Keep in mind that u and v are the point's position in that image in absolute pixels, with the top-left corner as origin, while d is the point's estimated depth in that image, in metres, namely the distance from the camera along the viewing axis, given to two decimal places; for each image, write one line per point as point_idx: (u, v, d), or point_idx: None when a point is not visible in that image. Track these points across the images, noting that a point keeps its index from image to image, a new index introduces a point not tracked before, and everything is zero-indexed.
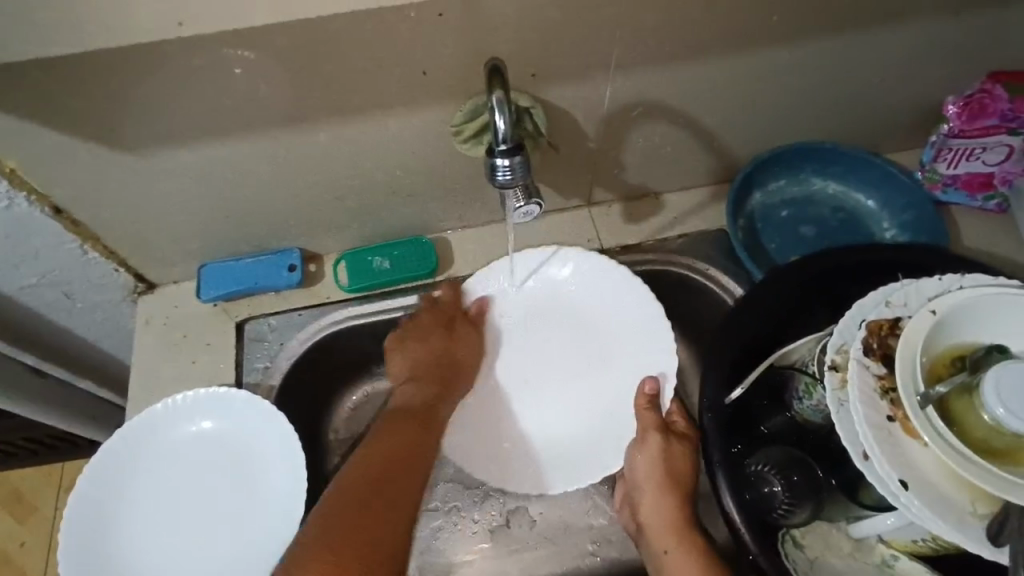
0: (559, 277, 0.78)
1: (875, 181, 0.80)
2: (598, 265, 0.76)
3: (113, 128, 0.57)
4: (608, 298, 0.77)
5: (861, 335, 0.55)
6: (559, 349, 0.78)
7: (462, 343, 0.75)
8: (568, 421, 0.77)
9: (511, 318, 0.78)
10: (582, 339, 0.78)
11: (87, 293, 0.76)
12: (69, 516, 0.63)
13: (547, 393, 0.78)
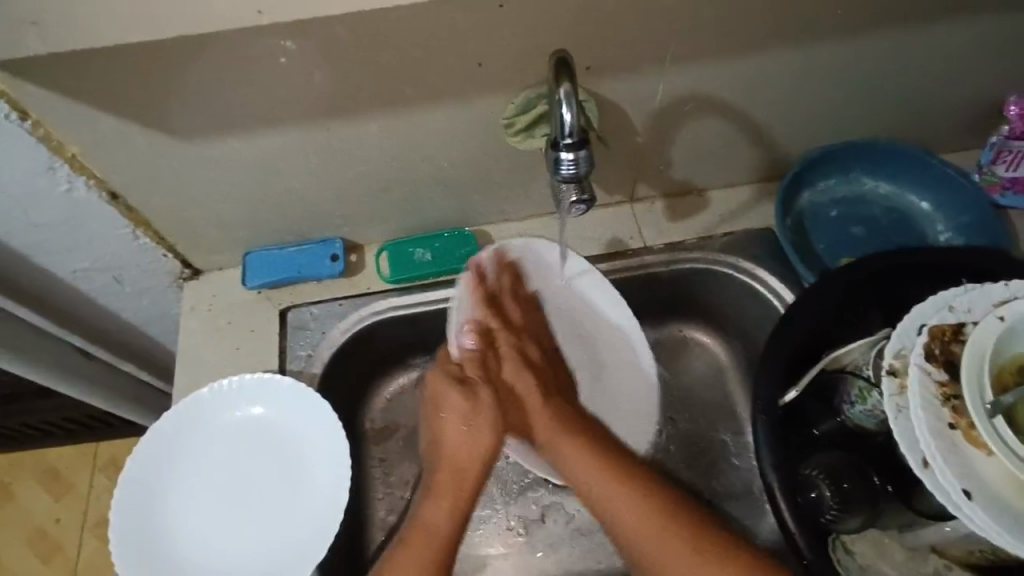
0: (512, 273, 0.74)
1: (931, 182, 0.78)
2: (540, 253, 0.76)
3: (171, 115, 0.58)
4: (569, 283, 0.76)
5: (922, 340, 0.54)
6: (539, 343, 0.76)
7: (481, 432, 0.67)
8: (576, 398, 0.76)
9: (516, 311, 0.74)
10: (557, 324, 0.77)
11: (135, 278, 0.77)
12: (118, 498, 0.64)
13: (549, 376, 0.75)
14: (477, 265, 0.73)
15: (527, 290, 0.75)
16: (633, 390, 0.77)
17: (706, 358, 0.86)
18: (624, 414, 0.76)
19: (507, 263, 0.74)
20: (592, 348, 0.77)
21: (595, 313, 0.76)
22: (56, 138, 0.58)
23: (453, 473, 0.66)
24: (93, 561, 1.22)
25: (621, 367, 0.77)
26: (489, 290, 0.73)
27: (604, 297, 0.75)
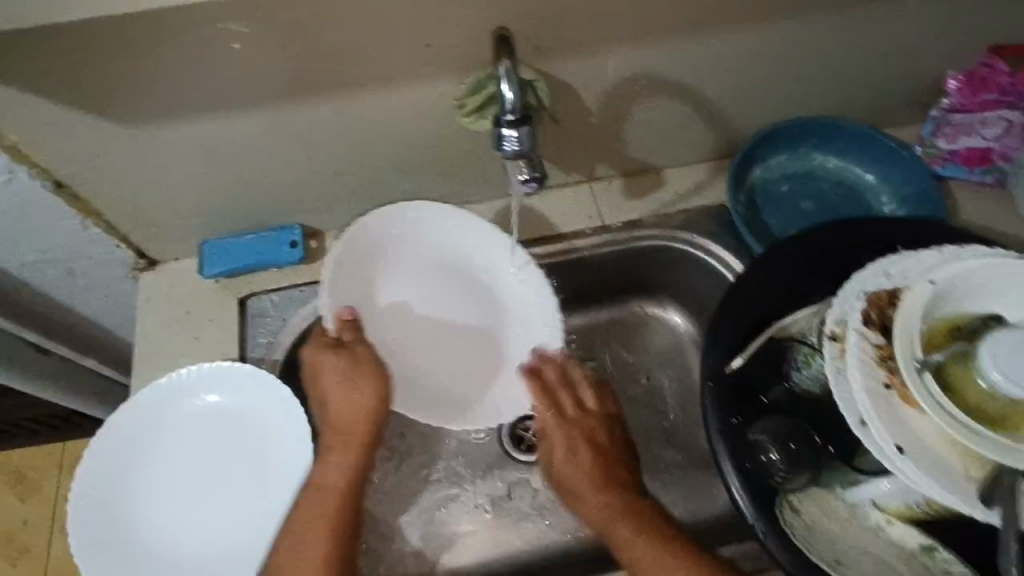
0: (383, 240, 0.71)
1: (875, 155, 0.80)
2: (407, 212, 0.71)
3: (114, 101, 0.57)
4: (433, 226, 0.73)
5: (861, 306, 0.56)
6: (431, 296, 0.76)
7: (364, 390, 0.64)
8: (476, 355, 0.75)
9: (398, 277, 0.74)
10: (441, 274, 0.75)
11: (89, 269, 0.76)
12: (77, 484, 0.64)
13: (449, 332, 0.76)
14: (349, 240, 0.68)
15: (401, 249, 0.73)
16: (535, 314, 0.73)
17: (667, 333, 0.88)
18: (524, 371, 0.74)
19: (387, 230, 0.70)
20: (488, 304, 0.76)
21: (480, 251, 0.74)
22: None
23: (344, 428, 0.64)
24: (64, 560, 1.21)
25: (519, 304, 0.74)
26: (360, 264, 0.70)
27: (480, 234, 0.73)
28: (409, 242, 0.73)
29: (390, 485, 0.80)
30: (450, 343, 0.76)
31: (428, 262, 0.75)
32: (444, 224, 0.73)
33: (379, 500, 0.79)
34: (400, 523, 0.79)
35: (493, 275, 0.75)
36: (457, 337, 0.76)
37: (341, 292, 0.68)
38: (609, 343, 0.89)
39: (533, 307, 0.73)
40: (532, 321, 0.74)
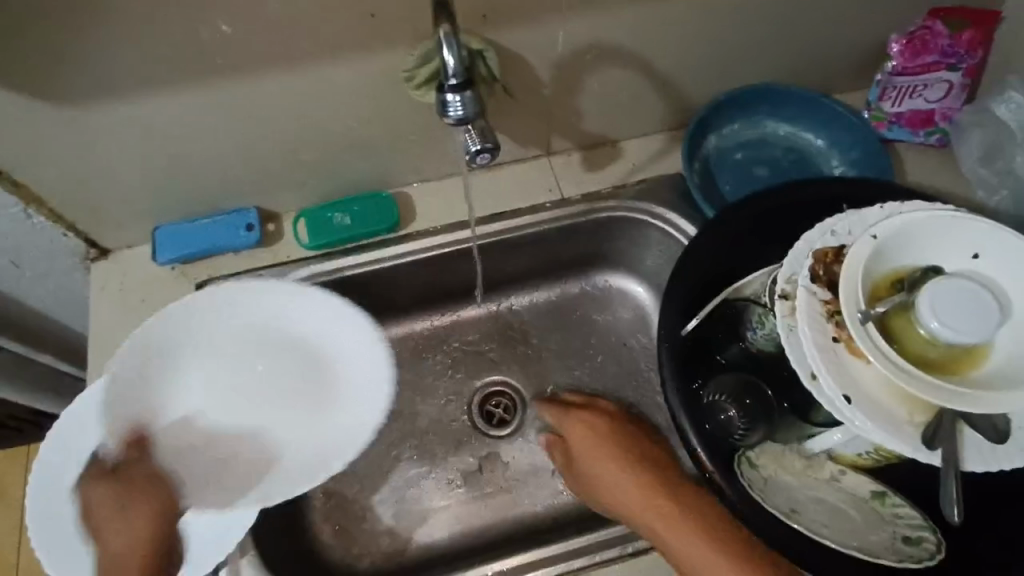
0: (153, 345, 0.68)
1: (825, 121, 0.82)
2: (189, 302, 0.69)
3: (45, 80, 0.55)
4: (227, 309, 0.71)
5: (808, 264, 0.58)
6: (266, 376, 0.72)
7: (139, 527, 0.60)
8: (308, 426, 0.70)
9: (181, 365, 0.70)
10: (206, 363, 0.71)
11: (36, 261, 0.74)
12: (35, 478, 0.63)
13: (302, 408, 0.71)
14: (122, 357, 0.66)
15: (168, 348, 0.69)
16: (355, 351, 0.72)
17: (630, 304, 0.89)
18: (358, 412, 0.71)
19: (144, 349, 0.68)
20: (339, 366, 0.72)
21: (256, 321, 0.72)
22: None
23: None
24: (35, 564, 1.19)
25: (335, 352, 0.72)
26: (129, 377, 0.67)
27: (229, 306, 0.71)
28: (190, 336, 0.70)
29: (360, 465, 0.80)
30: (311, 412, 0.71)
31: (171, 365, 0.69)
32: (207, 310, 0.70)
33: (350, 480, 0.79)
34: (373, 501, 0.79)
35: (295, 330, 0.72)
36: (315, 403, 0.71)
37: (111, 407, 0.66)
38: (574, 317, 0.90)
39: (354, 336, 0.72)
40: (357, 357, 0.72)
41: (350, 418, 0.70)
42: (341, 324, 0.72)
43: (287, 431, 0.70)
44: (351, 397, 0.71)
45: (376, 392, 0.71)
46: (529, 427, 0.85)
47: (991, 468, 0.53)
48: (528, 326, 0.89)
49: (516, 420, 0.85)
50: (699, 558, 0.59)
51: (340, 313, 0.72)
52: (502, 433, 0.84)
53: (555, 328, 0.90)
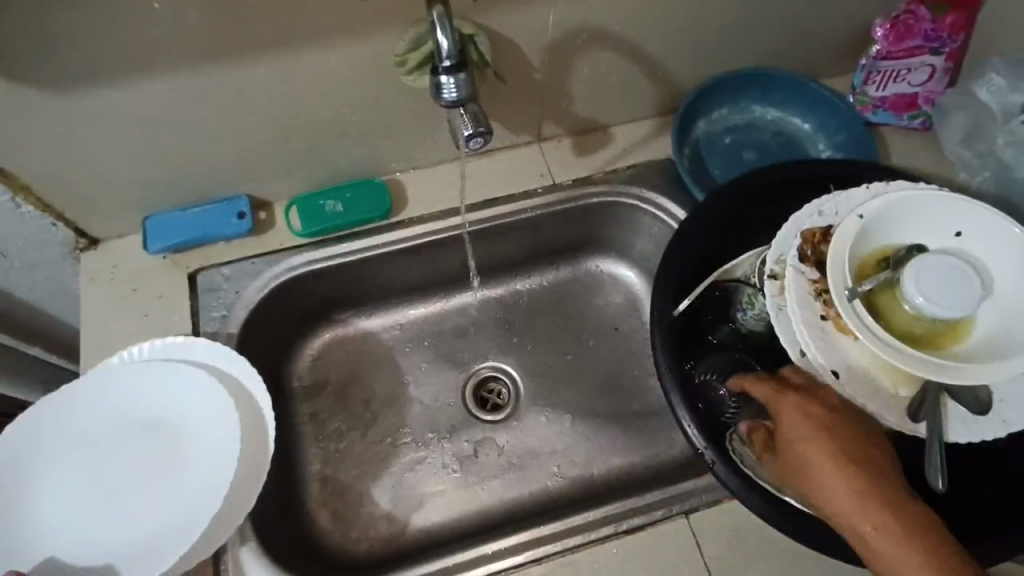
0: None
1: (811, 105, 0.83)
2: (22, 433, 0.64)
3: (31, 65, 0.54)
4: (74, 408, 0.66)
5: (796, 244, 0.59)
6: (112, 478, 0.64)
7: None
8: (184, 507, 0.63)
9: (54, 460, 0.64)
10: (49, 486, 0.63)
11: (24, 251, 0.73)
12: None
13: (179, 489, 0.64)
14: None
15: (8, 493, 0.62)
16: (214, 411, 0.67)
17: (622, 289, 0.90)
18: (205, 482, 0.64)
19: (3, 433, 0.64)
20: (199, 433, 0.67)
21: (89, 422, 0.66)
22: None
23: None
24: None
25: (194, 421, 0.67)
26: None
27: (69, 410, 0.66)
28: (35, 452, 0.64)
29: (357, 452, 0.81)
30: (164, 493, 0.64)
31: (15, 504, 0.62)
32: (26, 440, 0.64)
33: (347, 466, 0.80)
34: (371, 487, 0.79)
35: (144, 405, 0.67)
36: (167, 481, 0.64)
37: None
38: (566, 302, 0.91)
39: (190, 385, 0.67)
40: (206, 410, 0.67)
41: (204, 475, 0.64)
42: (174, 394, 0.68)
43: (163, 519, 0.62)
44: (204, 451, 0.65)
45: (224, 431, 0.66)
46: (524, 411, 0.86)
47: (974, 439, 0.54)
48: (520, 313, 0.90)
49: (510, 404, 0.86)
50: (858, 511, 0.49)
51: (172, 371, 0.67)
52: (498, 418, 0.85)
53: (547, 313, 0.90)
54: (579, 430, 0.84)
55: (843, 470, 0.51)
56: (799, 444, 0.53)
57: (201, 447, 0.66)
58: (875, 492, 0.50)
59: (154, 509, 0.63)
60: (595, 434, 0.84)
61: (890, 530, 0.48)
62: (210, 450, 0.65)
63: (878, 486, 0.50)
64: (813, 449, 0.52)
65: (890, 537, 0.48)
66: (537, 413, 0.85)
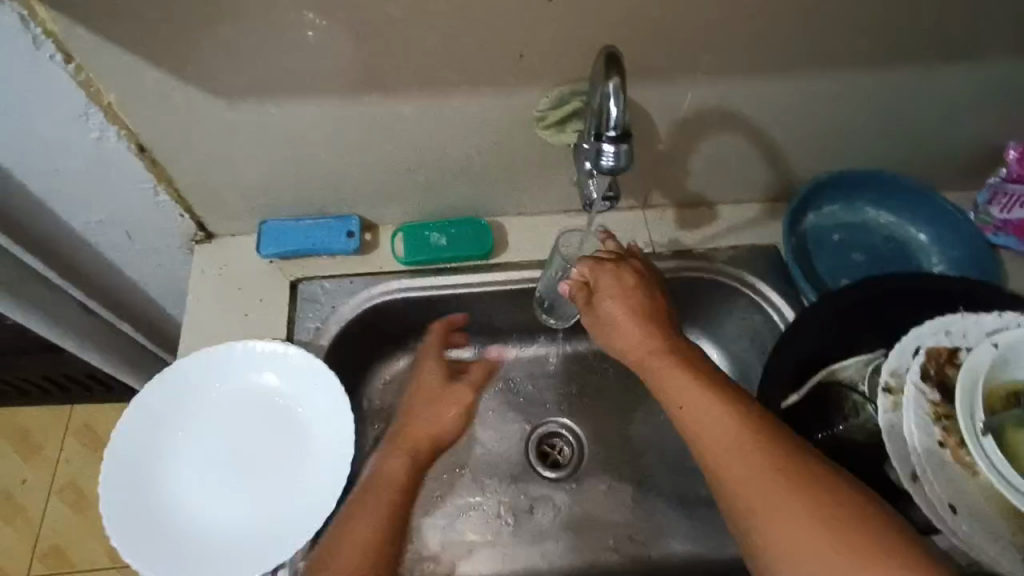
0: (128, 473, 0.63)
1: (929, 216, 0.81)
2: (157, 403, 0.67)
3: (210, 74, 0.58)
4: (205, 383, 0.69)
5: (919, 361, 0.57)
6: (237, 466, 0.67)
7: (424, 413, 0.73)
8: (305, 497, 0.64)
9: (188, 434, 0.67)
10: (180, 477, 0.65)
11: (148, 235, 0.77)
12: (108, 495, 0.61)
13: (300, 476, 0.66)
14: (127, 429, 0.65)
15: (144, 470, 0.64)
16: (329, 405, 0.68)
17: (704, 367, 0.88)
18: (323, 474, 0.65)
19: (144, 399, 0.66)
20: (317, 424, 0.68)
21: (219, 400, 0.69)
22: (95, 84, 0.58)
23: (409, 443, 0.70)
24: (58, 524, 1.26)
25: (312, 412, 0.68)
26: (140, 452, 0.64)
27: (202, 385, 0.68)
28: (171, 422, 0.67)
29: None
30: (289, 477, 0.66)
31: (150, 496, 0.63)
32: (150, 431, 0.65)
33: None
34: (423, 524, 0.78)
35: (270, 392, 0.69)
36: (289, 470, 0.66)
37: (120, 497, 0.61)
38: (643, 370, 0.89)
39: (305, 375, 0.69)
40: (325, 403, 0.68)
41: (326, 458, 0.66)
42: (298, 382, 0.69)
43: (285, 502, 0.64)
44: (321, 442, 0.67)
45: (339, 416, 0.67)
46: (585, 474, 0.83)
47: None
48: (596, 373, 0.89)
49: (572, 465, 0.84)
50: (765, 488, 0.50)
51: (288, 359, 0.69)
52: (559, 477, 0.83)
53: (622, 378, 0.89)
54: (639, 505, 0.81)
55: (725, 428, 0.53)
56: (691, 407, 0.56)
57: (317, 437, 0.67)
58: (765, 462, 0.51)
59: (278, 495, 0.65)
60: (655, 513, 0.80)
61: (730, 439, 0.53)
62: (325, 441, 0.67)
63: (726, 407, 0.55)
64: (716, 414, 0.54)
65: (729, 444, 0.53)
66: (598, 479, 0.83)
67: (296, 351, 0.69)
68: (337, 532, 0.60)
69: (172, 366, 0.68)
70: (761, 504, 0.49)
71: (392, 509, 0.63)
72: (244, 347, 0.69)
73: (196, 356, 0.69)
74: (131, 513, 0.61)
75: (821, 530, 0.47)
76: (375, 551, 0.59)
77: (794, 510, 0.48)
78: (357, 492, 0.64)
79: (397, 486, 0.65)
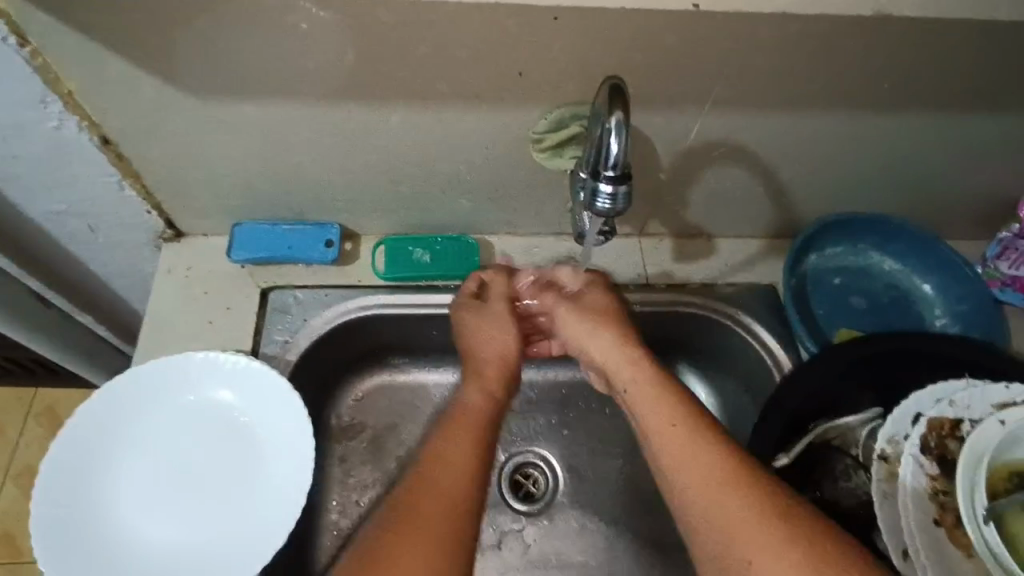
0: (65, 486, 0.58)
1: (936, 266, 0.77)
2: (106, 411, 0.62)
3: (180, 68, 0.54)
4: (159, 392, 0.64)
5: (920, 430, 0.54)
6: (187, 485, 0.62)
7: (494, 338, 0.67)
8: (254, 526, 0.60)
9: (136, 446, 0.62)
10: (123, 493, 0.60)
11: (112, 230, 0.72)
12: (41, 510, 0.56)
13: (252, 501, 0.61)
14: (69, 438, 0.60)
15: (85, 482, 0.59)
16: (289, 427, 0.63)
17: None
18: (275, 502, 0.61)
19: (92, 406, 0.62)
20: (275, 445, 0.63)
21: (175, 412, 0.64)
22: (54, 71, 0.54)
23: (478, 365, 0.65)
24: (9, 511, 1.21)
25: (272, 432, 0.64)
26: (81, 463, 0.60)
27: (156, 394, 0.64)
28: (120, 432, 0.62)
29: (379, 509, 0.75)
30: (241, 501, 0.61)
31: (86, 513, 0.58)
32: (94, 442, 0.61)
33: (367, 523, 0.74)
34: None
35: (229, 407, 0.65)
36: (241, 493, 0.62)
37: (53, 512, 0.57)
38: None
39: (266, 391, 0.65)
40: (285, 425, 0.64)
41: (281, 484, 0.62)
42: (259, 399, 0.65)
43: (234, 530, 0.60)
44: (278, 466, 0.63)
45: (300, 437, 0.63)
46: (557, 509, 0.79)
47: None
48: (579, 403, 0.85)
49: (545, 499, 0.80)
50: (742, 527, 0.46)
51: (250, 373, 0.65)
52: (530, 510, 0.79)
53: (605, 410, 0.85)
54: (611, 545, 0.77)
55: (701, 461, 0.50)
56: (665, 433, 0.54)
57: (274, 461, 0.63)
58: (740, 499, 0.47)
59: (226, 520, 0.61)
60: (628, 556, 0.77)
61: (713, 473, 0.49)
62: (282, 466, 0.62)
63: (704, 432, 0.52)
64: (692, 450, 0.51)
65: (711, 470, 0.49)
66: (572, 516, 0.79)
67: (259, 367, 0.65)
68: (422, 465, 0.53)
69: (127, 372, 0.63)
70: (738, 534, 0.45)
71: (486, 455, 0.55)
72: (205, 356, 0.65)
73: (153, 362, 0.65)
74: (63, 531, 0.56)
75: (800, 566, 0.43)
76: (469, 509, 0.50)
77: (773, 553, 0.44)
78: (445, 424, 0.57)
79: (482, 424, 0.58)
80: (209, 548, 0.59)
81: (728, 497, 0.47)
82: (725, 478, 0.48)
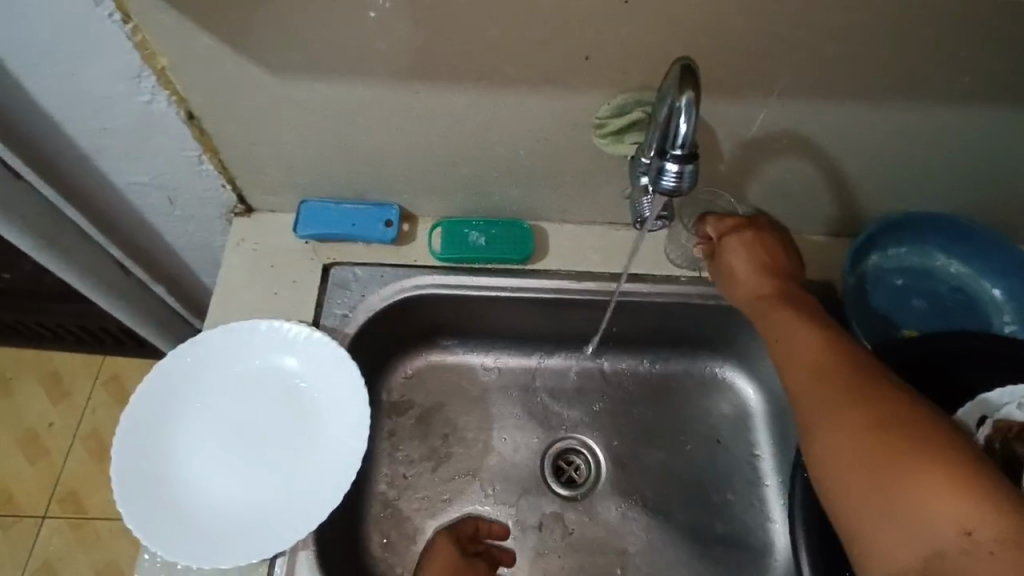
0: (140, 439, 0.63)
1: (1007, 270, 0.74)
2: (178, 372, 0.66)
3: (264, 47, 0.57)
4: (226, 356, 0.68)
5: (983, 432, 0.54)
6: (248, 445, 0.66)
7: None
8: (311, 488, 0.63)
9: (203, 406, 0.66)
10: (190, 450, 0.64)
11: (189, 202, 0.76)
12: (118, 459, 0.61)
13: (310, 465, 0.64)
14: (145, 395, 0.64)
15: (157, 436, 0.63)
16: (345, 399, 0.66)
17: (739, 407, 0.84)
18: (331, 468, 0.64)
19: (167, 367, 0.66)
20: (331, 414, 0.66)
21: (239, 376, 0.68)
22: (150, 47, 0.58)
23: None
24: (76, 470, 1.29)
25: (328, 401, 0.67)
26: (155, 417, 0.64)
27: (223, 359, 0.68)
28: (190, 393, 0.66)
29: (424, 482, 0.78)
30: (298, 465, 0.65)
31: (157, 467, 0.62)
32: (166, 402, 0.65)
33: (412, 494, 0.77)
34: (427, 526, 0.75)
35: (289, 375, 0.68)
36: (298, 457, 0.65)
37: (129, 461, 0.61)
38: (668, 396, 0.85)
39: (324, 361, 0.68)
40: (340, 396, 0.67)
41: (336, 451, 0.65)
42: (318, 369, 0.68)
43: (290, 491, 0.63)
44: (333, 433, 0.66)
45: (357, 404, 0.66)
46: (598, 497, 0.79)
47: None
48: (623, 394, 0.85)
49: (586, 486, 0.80)
50: (836, 433, 0.48)
51: (311, 342, 0.68)
52: (571, 495, 0.79)
53: (650, 402, 0.85)
54: (652, 536, 0.77)
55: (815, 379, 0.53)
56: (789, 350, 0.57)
57: (330, 428, 0.66)
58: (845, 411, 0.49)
59: (283, 481, 0.64)
60: (668, 547, 0.77)
61: (824, 389, 0.51)
62: (337, 433, 0.65)
63: (828, 358, 0.54)
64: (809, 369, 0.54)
65: (819, 384, 0.52)
66: (612, 503, 0.79)
67: (320, 339, 0.68)
68: None
69: (198, 337, 0.67)
70: (832, 452, 0.48)
71: None
72: (269, 324, 0.69)
73: (221, 329, 0.68)
74: (137, 479, 0.61)
75: (882, 476, 0.44)
76: None
77: (860, 459, 0.46)
78: None
79: None
80: (267, 508, 0.62)
81: (842, 441, 0.47)
82: (856, 430, 0.47)
